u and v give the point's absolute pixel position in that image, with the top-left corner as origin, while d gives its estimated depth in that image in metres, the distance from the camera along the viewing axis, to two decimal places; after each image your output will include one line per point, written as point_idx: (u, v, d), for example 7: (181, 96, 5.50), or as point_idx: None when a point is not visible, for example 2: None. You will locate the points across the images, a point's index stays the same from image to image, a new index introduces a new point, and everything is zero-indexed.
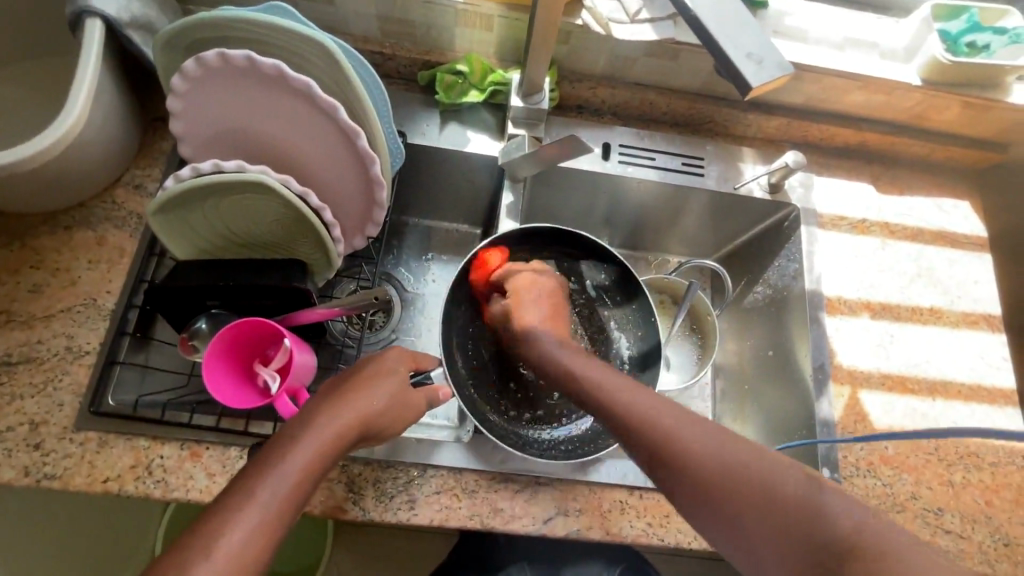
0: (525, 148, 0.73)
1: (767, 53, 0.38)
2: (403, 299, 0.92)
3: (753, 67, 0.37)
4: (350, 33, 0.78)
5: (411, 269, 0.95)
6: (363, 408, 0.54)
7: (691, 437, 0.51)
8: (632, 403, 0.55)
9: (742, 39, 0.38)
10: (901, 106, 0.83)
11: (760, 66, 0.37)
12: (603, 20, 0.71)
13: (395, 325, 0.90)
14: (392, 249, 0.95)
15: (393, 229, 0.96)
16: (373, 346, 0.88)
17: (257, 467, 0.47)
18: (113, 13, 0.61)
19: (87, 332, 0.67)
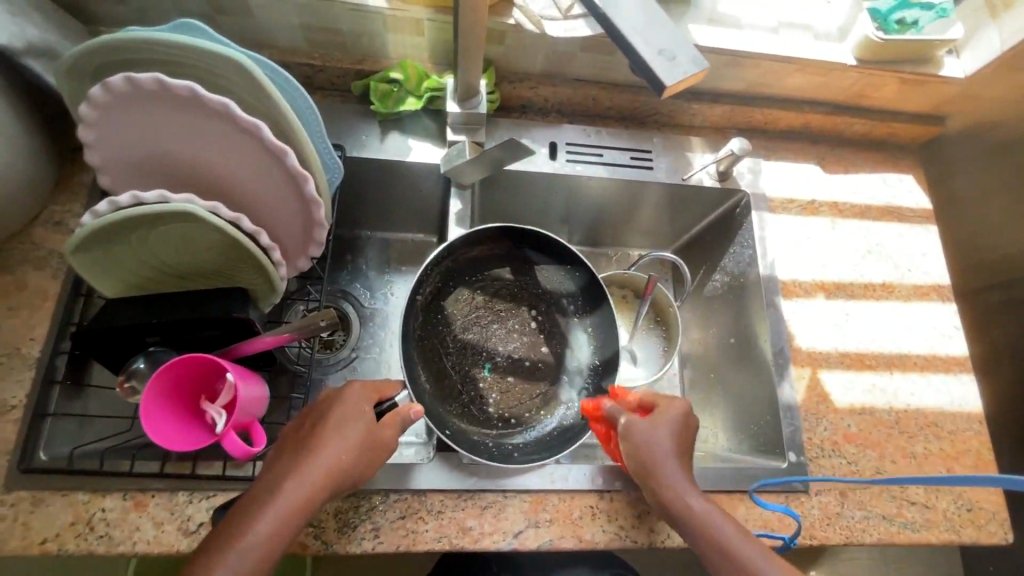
0: (466, 154, 0.71)
1: (681, 48, 0.37)
2: (360, 316, 0.89)
3: (665, 65, 0.35)
4: (276, 46, 0.75)
5: (366, 284, 0.92)
6: (326, 467, 0.52)
7: (729, 539, 0.56)
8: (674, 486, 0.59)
9: (654, 36, 0.36)
10: (839, 86, 0.84)
11: (674, 64, 0.35)
12: (535, 18, 0.70)
13: (354, 343, 0.87)
14: (346, 265, 0.92)
15: (344, 243, 0.92)
16: (332, 368, 0.85)
17: (220, 541, 0.47)
18: (4, 41, 0.57)
19: (11, 385, 0.63)
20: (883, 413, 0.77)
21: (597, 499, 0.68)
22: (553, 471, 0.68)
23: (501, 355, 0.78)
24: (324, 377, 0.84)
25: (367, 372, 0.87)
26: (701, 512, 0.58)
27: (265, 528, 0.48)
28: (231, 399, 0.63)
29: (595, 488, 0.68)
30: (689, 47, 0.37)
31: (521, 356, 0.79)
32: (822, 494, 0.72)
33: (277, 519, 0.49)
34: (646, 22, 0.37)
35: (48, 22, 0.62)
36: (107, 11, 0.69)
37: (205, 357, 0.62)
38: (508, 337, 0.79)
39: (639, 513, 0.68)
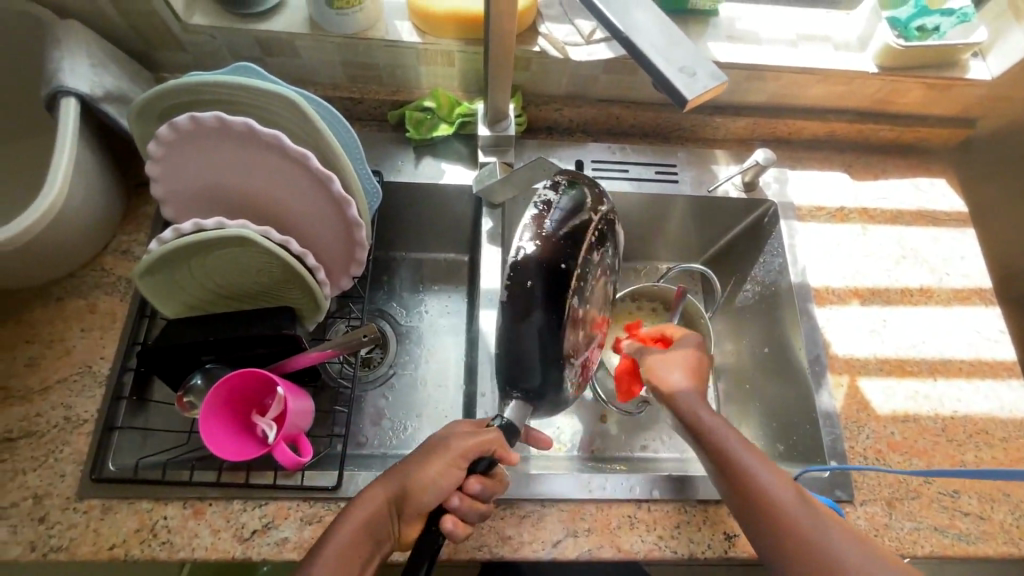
0: (497, 174, 0.74)
1: (700, 65, 0.38)
2: (397, 334, 0.93)
3: (685, 81, 0.37)
4: (318, 82, 0.80)
5: (401, 302, 0.96)
6: (395, 480, 0.58)
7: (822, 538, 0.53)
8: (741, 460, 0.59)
9: (674, 54, 0.38)
10: (863, 94, 0.85)
11: (694, 79, 0.36)
12: (559, 44, 0.74)
13: (391, 361, 0.91)
14: (382, 285, 0.96)
15: (380, 264, 0.97)
16: (372, 384, 0.88)
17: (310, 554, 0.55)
18: (86, 90, 0.63)
19: (84, 401, 0.68)
20: (929, 421, 0.75)
21: (634, 509, 0.68)
22: (591, 481, 0.69)
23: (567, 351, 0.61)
24: (364, 393, 0.88)
25: (405, 387, 0.90)
26: (790, 507, 0.56)
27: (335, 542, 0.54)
28: (281, 412, 0.67)
29: (633, 497, 0.69)
30: (708, 64, 0.38)
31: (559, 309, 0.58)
32: (868, 505, 0.70)
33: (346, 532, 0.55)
34: (667, 42, 0.38)
35: (122, 71, 0.69)
36: (169, 59, 0.76)
37: (257, 373, 0.66)
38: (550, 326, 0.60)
39: (677, 523, 0.68)
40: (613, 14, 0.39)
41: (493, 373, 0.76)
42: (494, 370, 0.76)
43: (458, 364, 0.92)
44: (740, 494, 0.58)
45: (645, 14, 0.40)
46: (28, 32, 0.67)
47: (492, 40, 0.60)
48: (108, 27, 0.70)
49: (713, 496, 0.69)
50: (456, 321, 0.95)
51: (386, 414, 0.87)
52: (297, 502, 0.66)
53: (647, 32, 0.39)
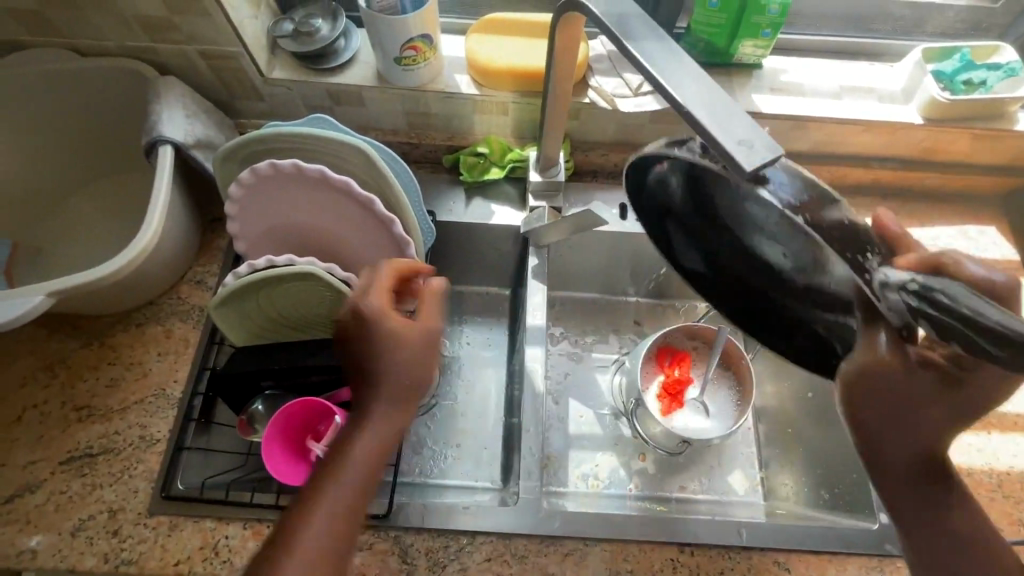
0: (545, 219, 0.78)
1: (759, 137, 0.39)
2: (440, 363, 0.96)
3: (746, 152, 0.38)
4: (381, 128, 0.86)
5: (445, 333, 0.99)
6: (396, 386, 0.54)
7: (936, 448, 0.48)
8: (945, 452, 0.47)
9: (733, 127, 0.39)
10: (908, 143, 0.85)
11: (751, 152, 0.38)
12: (608, 97, 0.78)
13: (433, 391, 0.94)
14: None
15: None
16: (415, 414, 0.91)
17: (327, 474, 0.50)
18: (181, 138, 0.70)
19: (158, 421, 0.73)
20: (984, 476, 0.74)
21: (677, 552, 0.69)
22: (633, 522, 0.69)
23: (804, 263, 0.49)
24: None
25: (446, 418, 0.92)
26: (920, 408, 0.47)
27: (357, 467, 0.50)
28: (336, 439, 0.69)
29: (677, 540, 0.69)
30: (767, 137, 0.39)
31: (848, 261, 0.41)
32: None
33: (365, 459, 0.51)
34: (728, 117, 0.40)
35: (210, 120, 0.76)
36: (248, 108, 0.83)
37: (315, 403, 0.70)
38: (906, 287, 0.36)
39: (721, 569, 0.68)
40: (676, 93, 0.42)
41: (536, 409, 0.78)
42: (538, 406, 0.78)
43: (499, 396, 0.95)
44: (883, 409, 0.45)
45: (708, 92, 0.42)
46: (131, 86, 0.76)
47: (549, 92, 0.63)
48: (199, 81, 0.77)
49: (756, 542, 0.69)
50: (496, 353, 0.98)
51: (427, 442, 0.89)
52: None
53: (709, 107, 0.41)
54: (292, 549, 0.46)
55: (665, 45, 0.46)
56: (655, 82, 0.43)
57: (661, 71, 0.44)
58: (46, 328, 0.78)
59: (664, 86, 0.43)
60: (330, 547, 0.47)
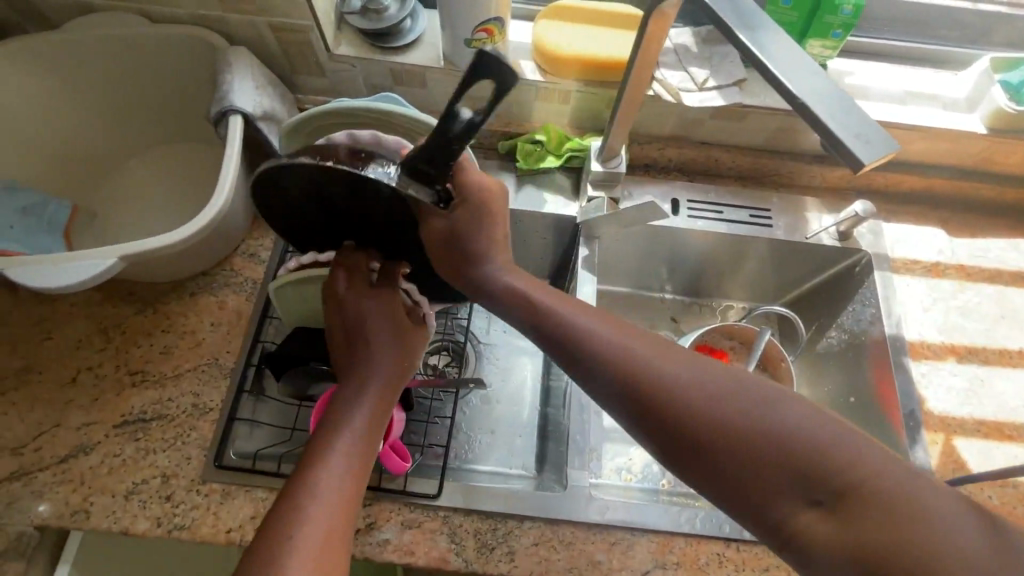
0: (604, 209, 0.78)
1: (872, 132, 0.41)
2: (476, 351, 0.97)
3: (863, 146, 0.40)
4: (438, 110, 0.86)
5: (482, 321, 1.00)
6: (387, 361, 0.60)
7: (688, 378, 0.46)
8: (698, 407, 0.45)
9: (850, 122, 0.41)
10: (967, 153, 0.85)
11: (870, 146, 0.40)
12: (673, 90, 0.77)
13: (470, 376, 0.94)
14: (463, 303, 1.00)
15: None
16: None
17: (321, 447, 0.53)
18: (250, 109, 0.70)
19: (211, 390, 0.73)
20: None
21: (723, 547, 0.69)
22: (681, 516, 0.70)
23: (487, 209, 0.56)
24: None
25: (480, 404, 0.92)
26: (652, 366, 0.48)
27: (342, 455, 0.53)
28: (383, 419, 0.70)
29: (722, 535, 0.69)
30: (879, 131, 0.42)
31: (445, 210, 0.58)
32: None
33: (346, 449, 0.53)
34: (845, 110, 0.42)
35: (275, 92, 0.76)
36: (309, 83, 0.83)
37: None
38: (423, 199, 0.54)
39: (766, 566, 0.68)
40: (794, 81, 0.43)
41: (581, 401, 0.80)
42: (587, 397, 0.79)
43: (534, 386, 0.95)
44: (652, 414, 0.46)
45: (824, 82, 0.44)
46: (198, 55, 0.76)
47: (625, 81, 0.64)
48: (265, 53, 0.78)
49: None
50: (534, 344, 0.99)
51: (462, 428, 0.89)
52: (399, 506, 0.69)
53: (826, 99, 0.43)
54: (303, 519, 0.48)
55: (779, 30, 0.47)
56: (770, 68, 0.44)
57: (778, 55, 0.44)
58: (100, 291, 0.78)
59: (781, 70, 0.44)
60: (335, 518, 0.49)
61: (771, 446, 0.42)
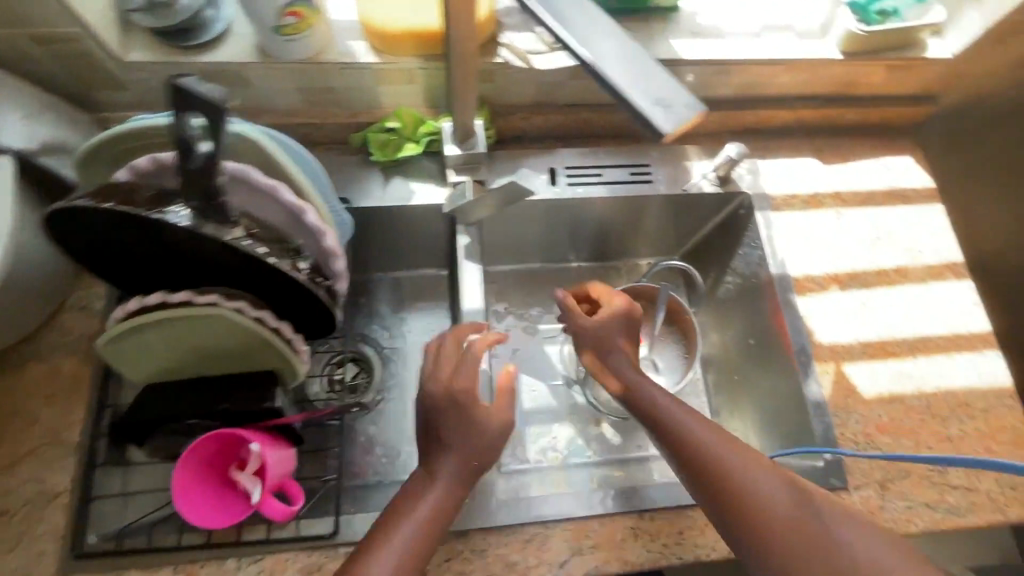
0: (469, 194, 0.72)
1: (674, 96, 0.40)
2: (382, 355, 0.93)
3: (666, 114, 0.39)
4: (273, 109, 0.76)
5: (384, 324, 0.96)
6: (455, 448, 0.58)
7: (729, 456, 0.58)
8: (702, 442, 0.59)
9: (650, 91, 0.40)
10: (829, 79, 0.84)
11: (669, 112, 0.38)
12: (522, 55, 0.72)
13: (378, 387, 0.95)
14: (364, 307, 0.96)
15: (362, 287, 0.97)
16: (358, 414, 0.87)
17: (381, 534, 0.54)
18: (23, 145, 0.59)
19: (56, 471, 0.64)
20: (913, 400, 0.78)
21: (637, 520, 0.69)
22: (595, 499, 0.69)
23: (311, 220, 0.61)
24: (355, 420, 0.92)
25: (395, 412, 0.88)
26: (695, 434, 0.60)
27: (432, 490, 0.57)
28: (259, 466, 0.64)
29: (637, 508, 0.69)
30: (684, 92, 0.40)
31: (300, 264, 0.61)
32: (862, 489, 0.72)
33: (449, 480, 0.57)
34: (648, 76, 0.41)
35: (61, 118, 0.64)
36: (110, 99, 0.71)
37: (233, 432, 0.64)
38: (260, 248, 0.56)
39: (680, 529, 0.69)
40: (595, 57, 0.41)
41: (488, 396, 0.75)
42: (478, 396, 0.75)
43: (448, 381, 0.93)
44: (682, 455, 0.60)
45: (624, 50, 0.42)
46: None
47: (454, 76, 0.60)
48: (39, 72, 0.65)
49: None
50: None
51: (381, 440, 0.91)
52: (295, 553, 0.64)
53: (628, 69, 0.41)
54: None
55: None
56: (571, 44, 0.42)
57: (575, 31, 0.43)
58: None
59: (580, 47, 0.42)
60: None
61: (762, 485, 0.56)
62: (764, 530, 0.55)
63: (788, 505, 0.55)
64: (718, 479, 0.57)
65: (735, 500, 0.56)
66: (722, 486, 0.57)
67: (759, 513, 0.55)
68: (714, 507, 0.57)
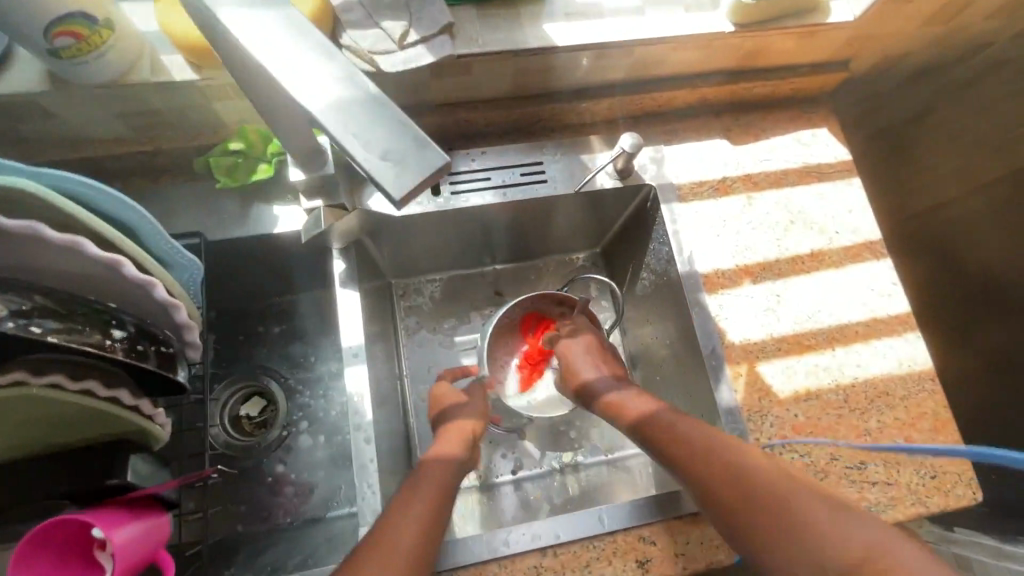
0: (321, 224, 0.67)
1: (407, 150, 0.35)
2: (286, 388, 0.88)
3: (398, 173, 0.35)
4: (97, 138, 0.68)
5: (287, 355, 0.90)
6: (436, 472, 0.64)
7: (729, 455, 0.60)
8: (711, 448, 0.61)
9: (375, 141, 0.35)
10: (726, 53, 0.78)
11: (400, 173, 0.34)
12: (366, 56, 0.63)
13: (284, 421, 0.86)
14: (260, 340, 0.89)
15: (257, 317, 0.90)
16: (269, 448, 0.84)
17: (368, 545, 0.54)
18: None
19: None
20: (831, 395, 0.73)
21: (540, 557, 0.64)
22: (493, 539, 0.65)
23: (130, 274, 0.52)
24: (260, 461, 0.84)
25: (304, 446, 0.85)
26: (698, 436, 0.62)
27: (424, 502, 0.59)
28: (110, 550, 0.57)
29: (539, 545, 0.65)
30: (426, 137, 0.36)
31: (114, 331, 0.54)
32: None
33: (427, 499, 0.60)
34: (378, 124, 0.36)
35: None
36: None
37: (67, 518, 0.55)
38: (31, 328, 0.48)
39: (586, 561, 0.64)
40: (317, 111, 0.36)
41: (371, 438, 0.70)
42: (359, 438, 0.70)
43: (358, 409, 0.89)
44: (695, 457, 0.61)
45: (351, 95, 0.37)
46: None
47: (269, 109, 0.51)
48: None
49: (619, 524, 0.66)
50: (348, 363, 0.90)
51: (289, 478, 0.84)
52: None
53: (355, 118, 0.36)
54: None
55: (294, 34, 0.38)
56: (290, 94, 0.37)
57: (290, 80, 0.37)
58: None
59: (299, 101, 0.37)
60: None
61: (777, 487, 0.56)
62: (779, 527, 0.53)
63: (806, 503, 0.54)
64: (726, 473, 0.58)
65: (750, 495, 0.56)
66: (732, 481, 0.57)
67: (772, 505, 0.55)
68: (725, 500, 0.57)
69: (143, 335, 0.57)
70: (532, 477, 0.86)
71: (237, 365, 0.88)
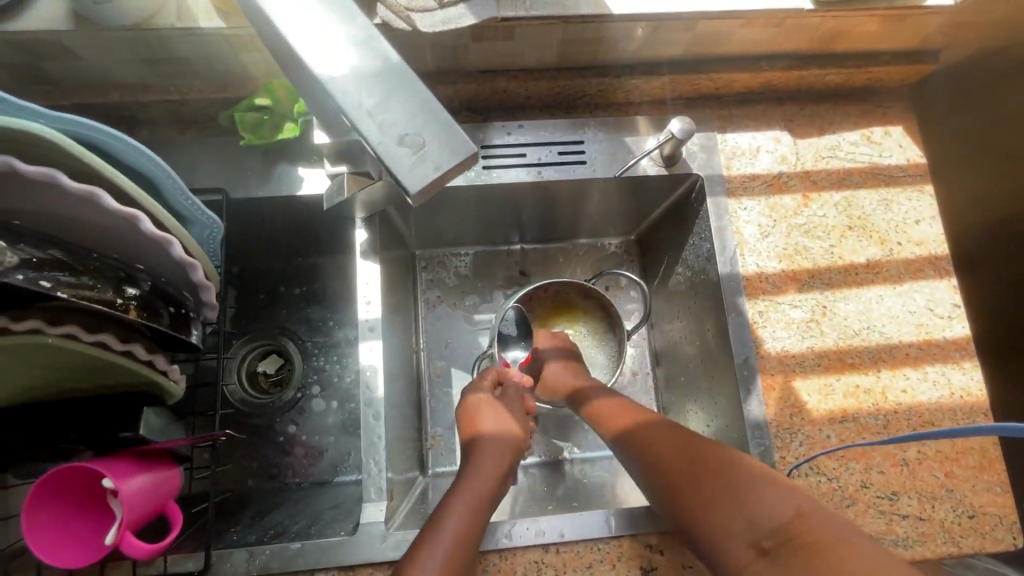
0: (344, 192, 0.64)
1: (426, 131, 0.34)
2: (304, 350, 0.87)
3: (420, 161, 0.34)
4: (123, 83, 0.67)
5: (306, 318, 0.89)
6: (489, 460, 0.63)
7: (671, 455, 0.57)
8: (669, 456, 0.56)
9: (392, 126, 0.35)
10: (799, 34, 0.70)
11: (417, 163, 0.34)
12: (402, 13, 0.58)
13: (300, 383, 0.86)
14: (281, 299, 0.89)
15: (281, 275, 0.89)
16: (279, 407, 0.85)
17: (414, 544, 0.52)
18: None
19: None
20: (870, 418, 0.68)
21: (542, 553, 0.63)
22: (496, 529, 0.63)
23: (147, 230, 0.49)
24: (273, 420, 0.84)
25: (317, 409, 0.85)
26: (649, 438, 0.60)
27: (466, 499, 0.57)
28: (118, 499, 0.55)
29: (541, 541, 0.63)
30: (451, 123, 0.35)
31: (128, 289, 0.53)
32: None
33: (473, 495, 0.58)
34: (399, 101, 0.35)
35: None
36: None
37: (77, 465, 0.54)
38: (42, 281, 0.47)
39: (589, 563, 0.63)
40: (333, 78, 0.35)
41: (380, 415, 0.69)
42: (368, 415, 0.69)
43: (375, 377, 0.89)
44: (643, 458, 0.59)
45: (371, 65, 0.36)
46: None
47: None
48: None
49: (627, 529, 0.64)
50: None
51: (301, 440, 0.84)
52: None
53: (373, 94, 0.35)
54: None
55: None
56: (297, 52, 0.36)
57: (307, 47, 0.36)
58: None
59: (322, 69, 0.35)
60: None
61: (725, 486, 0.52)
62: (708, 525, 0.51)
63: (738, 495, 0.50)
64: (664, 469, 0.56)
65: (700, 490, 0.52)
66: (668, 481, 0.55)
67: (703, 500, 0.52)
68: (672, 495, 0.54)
69: (160, 296, 0.56)
70: (539, 464, 0.84)
71: (258, 322, 0.88)
